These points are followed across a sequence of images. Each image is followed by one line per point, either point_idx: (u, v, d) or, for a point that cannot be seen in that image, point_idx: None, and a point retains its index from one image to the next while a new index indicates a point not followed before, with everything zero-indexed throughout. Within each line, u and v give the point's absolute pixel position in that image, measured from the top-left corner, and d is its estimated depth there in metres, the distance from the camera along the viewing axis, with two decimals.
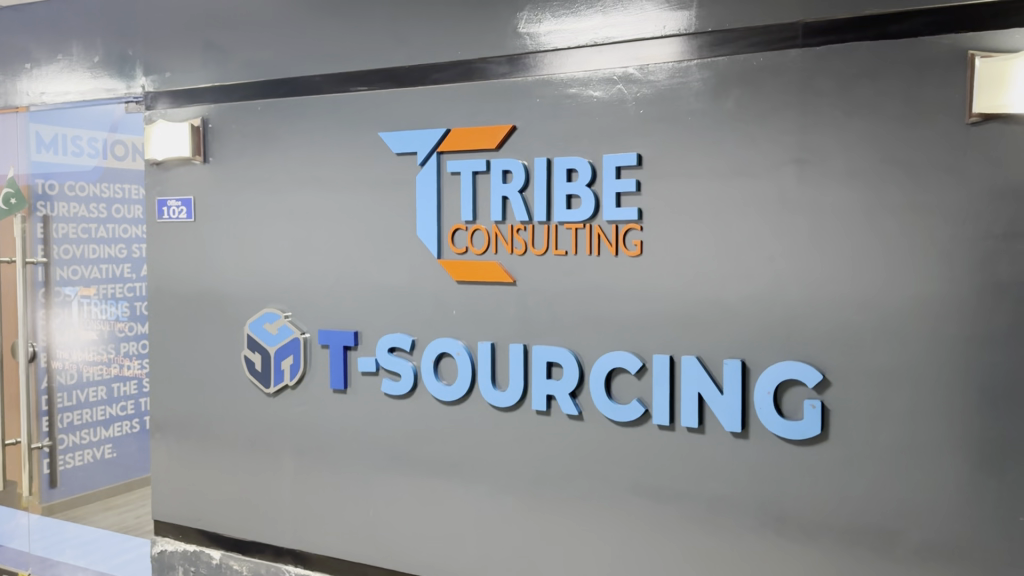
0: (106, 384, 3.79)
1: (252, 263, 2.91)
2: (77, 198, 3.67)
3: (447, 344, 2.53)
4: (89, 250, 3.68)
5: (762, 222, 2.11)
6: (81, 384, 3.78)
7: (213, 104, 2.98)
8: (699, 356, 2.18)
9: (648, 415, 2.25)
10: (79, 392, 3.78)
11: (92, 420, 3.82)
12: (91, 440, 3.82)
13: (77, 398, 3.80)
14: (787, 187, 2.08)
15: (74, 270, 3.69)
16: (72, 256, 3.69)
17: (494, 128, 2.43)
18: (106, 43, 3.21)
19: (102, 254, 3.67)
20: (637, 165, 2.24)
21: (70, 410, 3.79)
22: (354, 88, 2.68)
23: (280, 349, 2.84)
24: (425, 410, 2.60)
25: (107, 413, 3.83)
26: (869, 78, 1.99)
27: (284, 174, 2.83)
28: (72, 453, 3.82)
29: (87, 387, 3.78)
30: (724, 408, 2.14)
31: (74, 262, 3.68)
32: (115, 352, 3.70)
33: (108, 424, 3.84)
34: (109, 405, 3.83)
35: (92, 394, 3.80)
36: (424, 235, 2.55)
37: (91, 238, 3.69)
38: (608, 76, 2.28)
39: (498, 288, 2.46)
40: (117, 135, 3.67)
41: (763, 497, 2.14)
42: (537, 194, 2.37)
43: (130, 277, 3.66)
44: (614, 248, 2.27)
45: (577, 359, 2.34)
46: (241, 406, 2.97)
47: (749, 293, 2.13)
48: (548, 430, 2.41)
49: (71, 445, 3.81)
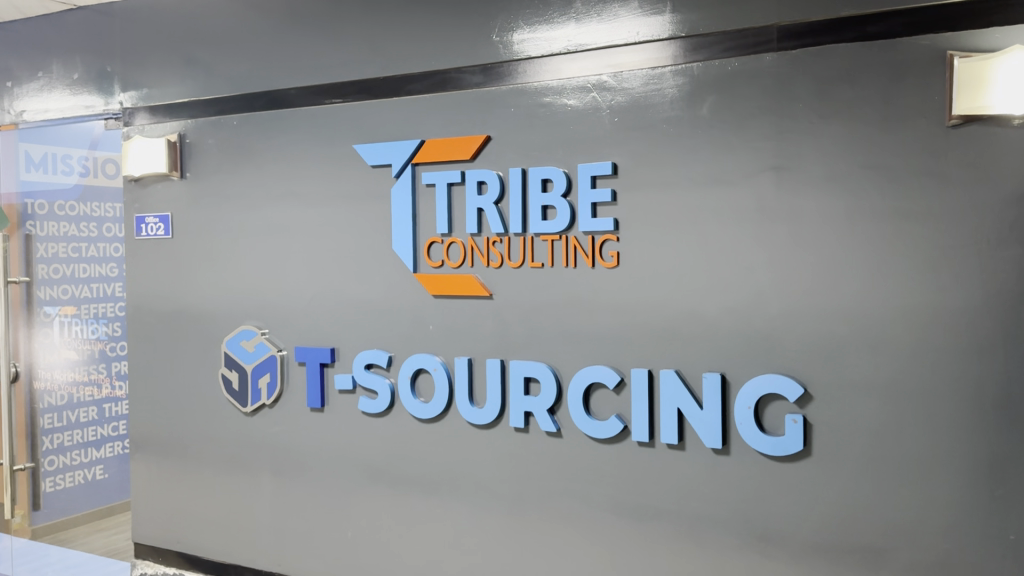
0: (97, 404, 3.77)
1: (229, 280, 2.86)
2: (67, 217, 3.63)
3: (423, 360, 2.47)
4: (82, 270, 3.63)
5: (740, 231, 2.04)
6: (71, 405, 3.74)
7: (190, 119, 2.94)
8: (677, 370, 2.11)
9: (627, 431, 2.18)
10: (70, 412, 3.75)
11: (82, 440, 3.77)
12: (81, 461, 3.80)
13: (67, 419, 3.76)
14: (765, 195, 2.02)
15: (64, 290, 3.64)
16: (62, 275, 3.63)
17: (468, 139, 2.38)
18: (85, 59, 3.19)
19: (93, 274, 3.64)
20: (612, 175, 2.18)
21: (58, 431, 3.75)
22: (329, 100, 2.64)
23: (257, 367, 2.78)
24: (403, 428, 2.54)
25: (97, 434, 3.80)
26: (846, 81, 1.93)
27: (261, 189, 2.78)
28: (63, 474, 3.78)
29: (77, 408, 3.74)
30: (704, 423, 2.07)
31: (64, 281, 3.63)
32: (105, 371, 3.70)
33: (99, 445, 3.82)
34: (99, 425, 3.80)
35: (83, 415, 3.76)
36: (399, 249, 2.50)
37: (81, 258, 3.63)
38: (582, 84, 2.23)
39: (474, 302, 2.40)
40: (105, 154, 3.67)
41: (746, 517, 2.06)
42: (512, 205, 2.31)
43: (120, 297, 3.68)
44: (591, 260, 2.21)
45: (554, 374, 2.27)
46: (219, 426, 2.92)
47: (729, 305, 2.06)
48: (526, 448, 2.34)
49: (61, 466, 3.78)
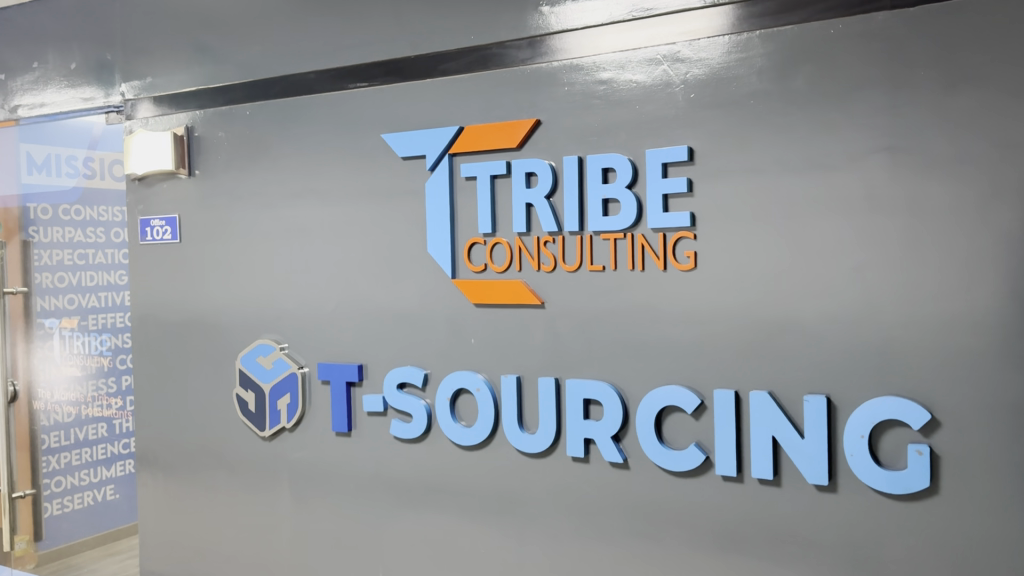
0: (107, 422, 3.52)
1: (243, 289, 2.57)
2: (72, 222, 3.36)
3: (465, 378, 2.15)
4: (89, 277, 3.39)
5: (845, 225, 1.71)
6: (78, 422, 3.47)
7: (198, 110, 2.64)
8: (770, 391, 1.79)
9: (710, 463, 1.86)
10: (77, 430, 3.47)
11: (92, 460, 3.54)
12: (90, 481, 3.55)
13: (74, 437, 3.48)
14: (876, 182, 1.68)
15: (70, 299, 3.35)
16: (68, 284, 3.36)
17: (515, 123, 2.06)
18: (83, 47, 2.90)
19: (100, 282, 3.41)
20: (688, 161, 1.85)
21: (61, 451, 3.46)
22: (352, 84, 2.33)
23: (275, 387, 2.48)
24: (441, 455, 2.23)
25: (108, 453, 3.57)
26: (978, 42, 1.59)
27: (277, 187, 2.48)
28: (70, 495, 3.50)
29: (83, 424, 3.47)
30: (806, 455, 1.74)
31: (70, 290, 3.36)
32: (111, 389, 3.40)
33: (110, 464, 3.59)
34: (110, 443, 3.56)
35: (92, 432, 3.51)
36: (436, 251, 2.18)
37: (87, 265, 3.39)
38: (650, 55, 1.90)
39: (523, 312, 2.08)
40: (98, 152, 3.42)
41: (856, 567, 1.73)
42: (567, 199, 1.99)
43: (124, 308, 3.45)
44: (662, 262, 1.89)
45: (619, 396, 1.95)
46: (235, 452, 2.62)
47: (832, 314, 1.73)
48: (586, 480, 2.02)
49: (69, 487, 3.50)
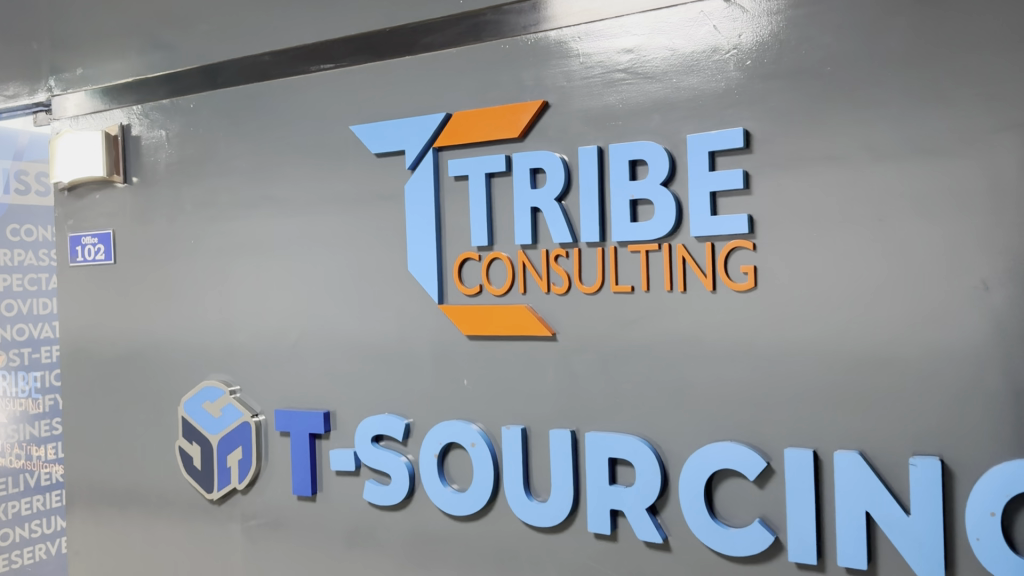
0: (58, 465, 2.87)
1: (188, 318, 2.12)
2: (21, 243, 2.81)
3: (455, 430, 1.70)
4: (40, 305, 2.81)
5: (959, 230, 1.28)
6: (25, 467, 2.85)
7: (136, 105, 2.21)
8: (860, 451, 1.35)
9: (779, 544, 1.41)
10: (25, 476, 2.85)
11: (45, 509, 2.89)
12: (43, 533, 2.89)
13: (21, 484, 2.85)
14: (1001, 172, 1.25)
15: (19, 329, 2.79)
16: (15, 312, 2.79)
17: (515, 107, 1.62)
18: (4, 36, 2.46)
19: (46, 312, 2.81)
20: (743, 149, 1.42)
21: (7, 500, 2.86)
22: (315, 67, 1.89)
23: (224, 440, 2.03)
24: (427, 527, 1.77)
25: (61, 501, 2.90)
26: None
27: (227, 195, 2.05)
28: (17, 550, 2.84)
29: (32, 471, 2.85)
30: (913, 538, 1.30)
31: (18, 319, 2.79)
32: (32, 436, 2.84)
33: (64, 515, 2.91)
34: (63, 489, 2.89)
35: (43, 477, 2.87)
36: (419, 271, 1.74)
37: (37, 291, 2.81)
38: (689, 14, 1.47)
39: (528, 347, 1.63)
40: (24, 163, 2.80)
41: None
42: (584, 202, 1.55)
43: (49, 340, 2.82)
44: (710, 281, 1.45)
45: (656, 455, 1.51)
46: (181, 516, 2.16)
47: (943, 350, 1.29)
48: (611, 563, 1.57)
49: (16, 541, 2.84)
